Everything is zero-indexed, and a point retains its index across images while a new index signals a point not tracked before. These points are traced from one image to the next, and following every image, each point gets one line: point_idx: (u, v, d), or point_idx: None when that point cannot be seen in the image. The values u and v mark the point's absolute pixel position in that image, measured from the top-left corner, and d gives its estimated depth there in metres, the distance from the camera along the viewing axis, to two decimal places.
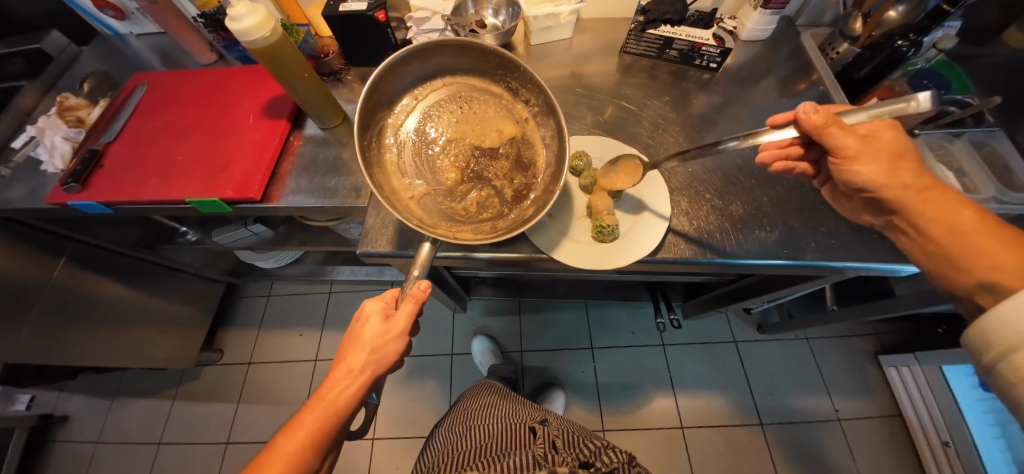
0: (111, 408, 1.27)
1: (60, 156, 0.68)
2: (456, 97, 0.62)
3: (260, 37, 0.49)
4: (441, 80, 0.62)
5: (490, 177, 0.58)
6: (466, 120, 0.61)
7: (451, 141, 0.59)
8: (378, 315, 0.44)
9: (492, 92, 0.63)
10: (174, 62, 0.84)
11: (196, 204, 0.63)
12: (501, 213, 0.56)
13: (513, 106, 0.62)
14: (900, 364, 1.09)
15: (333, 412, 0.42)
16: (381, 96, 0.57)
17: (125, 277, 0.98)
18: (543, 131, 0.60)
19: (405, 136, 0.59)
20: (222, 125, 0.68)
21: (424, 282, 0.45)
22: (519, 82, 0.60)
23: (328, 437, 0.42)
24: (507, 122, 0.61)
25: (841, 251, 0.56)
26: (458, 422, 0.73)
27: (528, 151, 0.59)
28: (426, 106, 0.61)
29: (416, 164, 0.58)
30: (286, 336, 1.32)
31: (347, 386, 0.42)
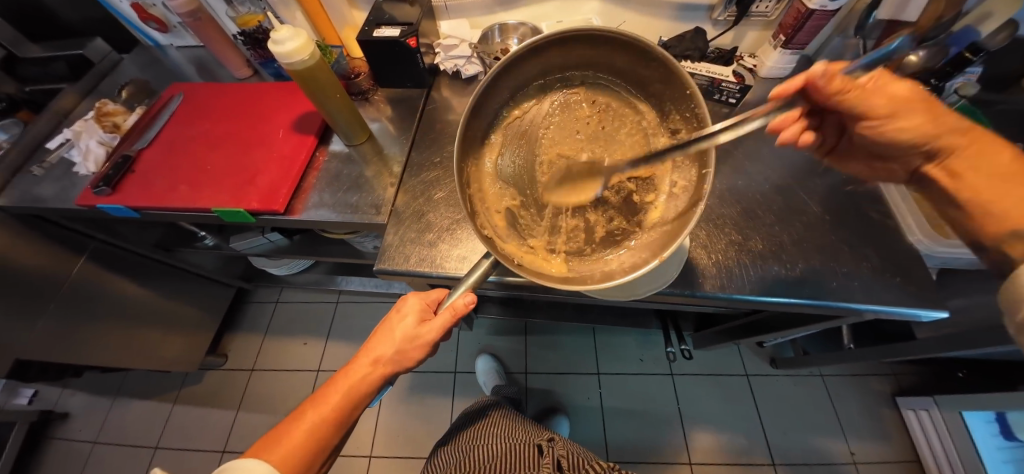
0: (112, 407, 1.27)
1: (94, 159, 0.70)
2: (591, 103, 0.53)
3: (300, 60, 0.52)
4: (585, 77, 0.52)
5: (592, 207, 0.50)
6: (591, 134, 0.53)
7: (563, 152, 0.52)
8: (415, 315, 0.47)
9: (637, 109, 0.52)
10: (210, 74, 0.88)
11: (221, 214, 0.64)
12: (578, 252, 0.50)
13: (653, 136, 0.51)
14: (918, 407, 1.05)
15: (354, 393, 0.45)
16: (503, 87, 0.50)
17: (141, 278, 0.99)
18: (675, 177, 0.48)
19: (515, 130, 0.54)
20: (254, 136, 0.71)
21: (469, 296, 0.45)
22: (676, 107, 0.47)
23: (344, 417, 0.45)
24: (637, 153, 0.51)
25: (864, 293, 0.55)
26: (461, 441, 0.72)
27: (648, 197, 0.49)
28: (552, 104, 0.54)
29: (519, 170, 0.52)
30: (291, 344, 1.32)
31: (370, 374, 0.45)
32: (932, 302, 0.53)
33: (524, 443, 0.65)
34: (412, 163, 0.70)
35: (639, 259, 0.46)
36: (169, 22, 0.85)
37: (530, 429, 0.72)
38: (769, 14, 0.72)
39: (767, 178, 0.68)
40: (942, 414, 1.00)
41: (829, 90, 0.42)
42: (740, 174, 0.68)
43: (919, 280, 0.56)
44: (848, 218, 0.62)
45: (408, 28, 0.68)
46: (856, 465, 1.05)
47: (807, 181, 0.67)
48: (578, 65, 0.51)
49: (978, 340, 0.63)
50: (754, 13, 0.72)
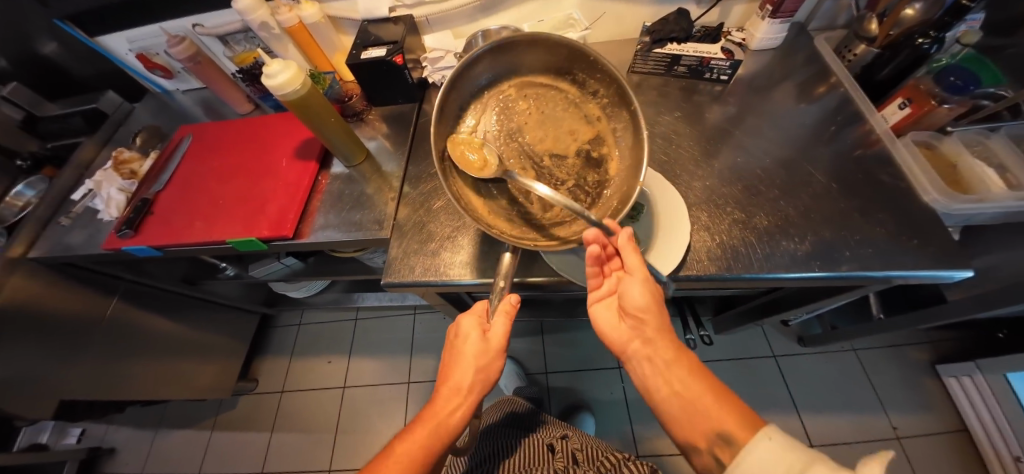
0: (156, 438, 1.34)
1: (116, 205, 0.75)
2: (525, 96, 0.61)
3: (292, 90, 0.55)
4: (508, 81, 0.62)
5: (564, 173, 0.57)
6: (537, 121, 0.60)
7: (523, 142, 0.59)
8: (477, 330, 0.48)
9: (560, 89, 0.61)
10: (216, 113, 0.93)
11: (236, 244, 0.67)
12: (575, 214, 0.55)
13: (583, 104, 0.60)
14: (960, 374, 1.00)
15: (446, 429, 0.45)
16: (450, 105, 0.57)
17: (171, 312, 1.04)
18: (613, 124, 0.58)
19: (479, 138, 0.59)
20: (261, 167, 0.74)
21: (513, 295, 0.48)
22: (589, 73, 0.58)
23: (438, 452, 0.44)
24: (580, 122, 0.60)
25: (879, 260, 0.53)
26: (479, 439, 0.72)
27: (602, 151, 0.58)
28: (496, 109, 0.61)
29: (497, 169, 0.58)
30: (317, 363, 1.36)
31: (456, 404, 0.46)
32: (954, 262, 0.51)
33: (542, 439, 0.67)
34: (410, 176, 0.72)
35: (622, 190, 0.53)
36: (172, 68, 0.90)
37: (547, 426, 0.74)
38: None
39: (767, 152, 0.66)
40: (986, 379, 0.95)
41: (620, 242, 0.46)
42: (739, 151, 0.67)
43: (939, 241, 0.53)
44: (857, 184, 0.60)
45: (394, 47, 0.70)
46: (901, 441, 1.00)
47: (810, 151, 0.65)
48: (498, 74, 0.61)
49: (1012, 298, 0.59)
50: None
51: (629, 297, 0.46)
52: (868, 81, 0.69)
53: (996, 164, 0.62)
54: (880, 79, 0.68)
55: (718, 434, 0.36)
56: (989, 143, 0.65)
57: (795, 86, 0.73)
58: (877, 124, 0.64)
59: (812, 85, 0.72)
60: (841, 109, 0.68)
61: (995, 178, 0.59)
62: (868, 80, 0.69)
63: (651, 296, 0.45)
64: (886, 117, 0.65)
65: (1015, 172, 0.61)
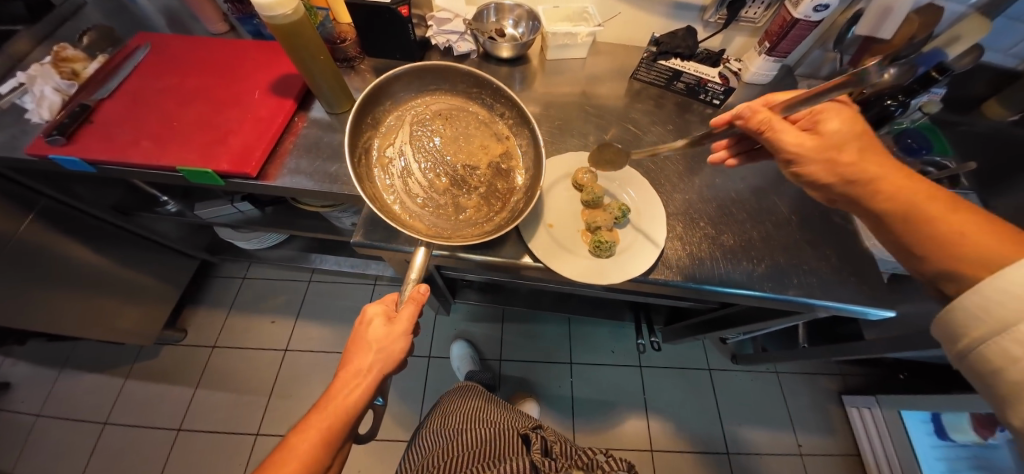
0: (58, 380, 1.18)
1: (48, 106, 0.64)
2: (438, 114, 0.64)
3: (284, 14, 0.49)
4: (422, 100, 0.64)
5: (475, 181, 0.60)
6: (449, 137, 0.63)
7: (436, 156, 0.61)
8: (382, 317, 0.45)
9: (472, 109, 0.65)
10: (182, 27, 0.82)
11: (187, 174, 0.60)
12: (489, 217, 0.57)
13: (491, 124, 0.64)
14: (861, 406, 1.14)
15: (343, 413, 0.42)
16: (366, 120, 0.58)
17: (96, 242, 0.92)
18: (519, 141, 0.62)
19: (396, 150, 0.60)
20: (227, 96, 0.66)
21: (424, 285, 0.45)
22: (494, 97, 0.62)
23: (337, 437, 0.42)
24: (491, 138, 0.63)
25: (822, 290, 0.59)
26: (444, 428, 0.71)
27: (511, 165, 0.61)
28: (410, 124, 0.62)
29: (416, 179, 0.59)
30: (258, 322, 1.26)
31: (356, 385, 0.43)
32: (880, 302, 0.58)
33: (513, 429, 0.67)
34: None
35: (528, 197, 0.55)
36: None
37: (518, 418, 0.74)
38: (757, 21, 0.75)
39: (744, 178, 0.70)
40: (882, 412, 1.09)
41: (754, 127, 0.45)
42: (720, 173, 0.71)
43: (871, 281, 0.60)
44: (814, 220, 0.65)
45: None
46: (802, 456, 1.13)
47: (781, 184, 0.70)
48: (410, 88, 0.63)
49: (918, 341, 0.68)
50: (743, 18, 0.74)
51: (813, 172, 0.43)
52: None
53: None
54: None
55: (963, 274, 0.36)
56: None
57: None
58: None
59: None
60: None
61: None
62: None
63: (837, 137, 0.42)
64: None
65: None
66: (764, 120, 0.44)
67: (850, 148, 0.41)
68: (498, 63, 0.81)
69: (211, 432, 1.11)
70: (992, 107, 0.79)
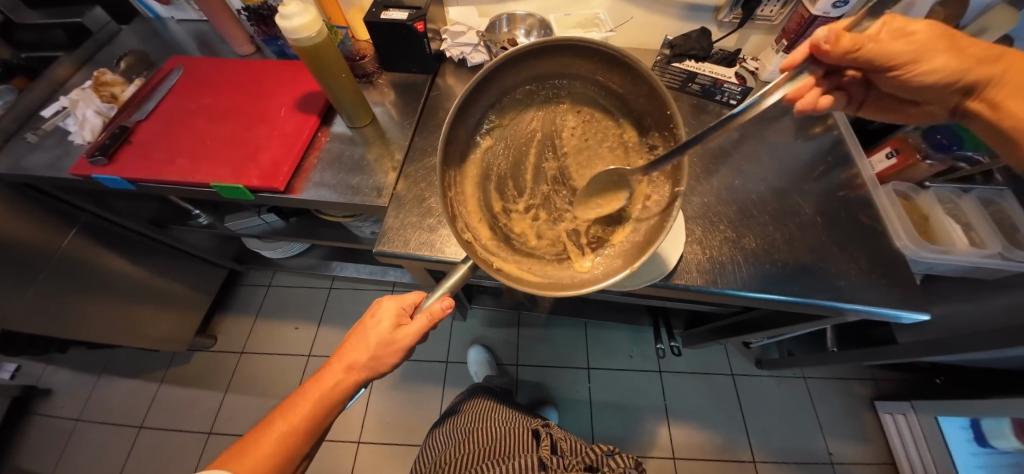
0: (98, 384, 1.25)
1: (90, 128, 0.69)
2: (576, 115, 0.53)
3: (307, 37, 0.52)
4: (572, 87, 0.52)
5: (566, 210, 0.52)
6: (576, 146, 0.54)
7: (543, 165, 0.54)
8: (390, 320, 0.46)
9: (617, 122, 0.52)
10: (211, 49, 0.86)
11: (219, 189, 0.63)
12: (557, 259, 0.49)
13: (632, 151, 0.51)
14: (895, 412, 1.09)
15: (325, 402, 0.45)
16: (492, 96, 0.49)
17: (132, 254, 0.98)
18: (650, 189, 0.48)
19: (508, 139, 0.54)
20: (255, 114, 0.70)
21: (446, 301, 0.45)
22: (657, 124, 0.47)
23: (317, 420, 0.45)
24: (617, 171, 0.51)
25: (850, 293, 0.57)
26: (456, 428, 0.72)
27: (625, 209, 0.48)
28: (544, 117, 0.54)
29: (505, 172, 0.53)
30: (282, 328, 1.31)
31: (342, 380, 0.45)
32: (914, 305, 0.55)
33: (524, 426, 0.67)
34: (415, 147, 0.71)
35: (617, 264, 0.44)
36: None
37: (529, 418, 0.75)
38: (773, 19, 0.74)
39: (763, 178, 0.69)
40: (918, 418, 1.04)
41: (840, 51, 0.40)
42: (738, 174, 0.70)
43: (904, 283, 0.57)
44: (839, 221, 0.64)
45: (416, 12, 0.67)
46: (833, 465, 1.08)
47: (803, 184, 0.68)
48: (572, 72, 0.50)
49: (957, 346, 0.64)
50: (759, 16, 0.73)
51: (918, 75, 0.42)
52: (862, 129, 0.76)
53: (963, 222, 0.67)
54: (871, 129, 0.74)
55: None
56: (958, 203, 0.70)
57: (794, 122, 0.77)
58: (863, 169, 0.69)
59: (811, 123, 0.76)
60: (834, 148, 0.72)
61: (958, 234, 0.64)
62: (862, 127, 0.76)
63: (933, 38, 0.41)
64: (873, 164, 0.70)
65: (979, 232, 0.65)
66: (857, 39, 0.39)
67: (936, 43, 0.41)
68: None
69: (238, 435, 1.15)
70: None
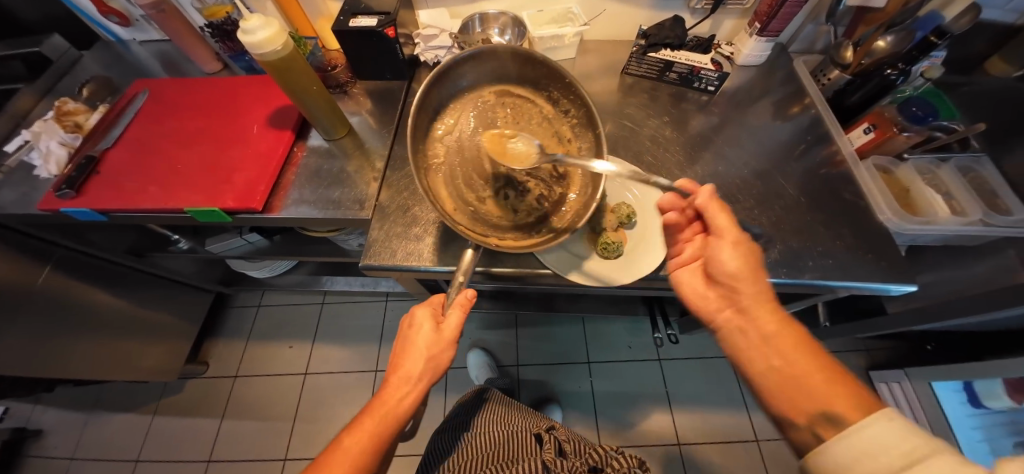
0: (90, 421, 1.21)
1: (55, 161, 0.66)
2: (501, 105, 0.62)
3: (272, 51, 0.50)
4: (487, 89, 0.62)
5: (527, 181, 0.58)
6: (512, 131, 0.61)
7: (495, 150, 0.59)
8: (430, 322, 0.45)
9: (535, 103, 0.62)
10: (178, 69, 0.84)
11: (195, 214, 0.61)
12: (536, 222, 0.56)
13: (554, 121, 0.62)
14: (891, 380, 1.12)
15: (392, 419, 0.43)
16: (429, 105, 0.56)
17: (114, 286, 0.94)
18: (580, 144, 0.60)
19: (459, 136, 0.59)
20: (228, 133, 0.68)
21: (470, 290, 0.47)
22: (563, 92, 0.60)
23: (386, 441, 0.43)
24: (552, 139, 0.61)
25: (838, 271, 0.57)
26: (451, 433, 0.70)
27: (568, 168, 0.59)
28: (476, 112, 0.61)
29: (469, 168, 0.57)
30: (276, 348, 1.28)
31: (405, 393, 0.44)
32: (901, 277, 0.56)
33: (525, 430, 0.67)
34: (396, 156, 0.69)
35: (580, 209, 0.55)
36: (131, 15, 0.81)
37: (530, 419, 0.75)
38: (744, 3, 0.74)
39: (745, 163, 0.70)
40: (912, 385, 1.07)
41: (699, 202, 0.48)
42: (721, 160, 0.70)
43: (890, 257, 0.58)
44: (822, 199, 0.64)
45: (386, 18, 0.66)
46: None
47: (785, 166, 0.69)
48: (479, 79, 0.61)
49: (945, 313, 0.65)
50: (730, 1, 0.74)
51: (718, 262, 0.46)
52: (838, 105, 0.75)
53: (943, 191, 0.68)
54: (849, 104, 0.74)
55: (823, 414, 0.34)
56: (936, 172, 0.71)
57: (772, 104, 0.78)
58: (842, 146, 0.70)
59: (788, 105, 0.77)
60: (813, 129, 0.74)
61: (938, 202, 0.65)
62: (840, 104, 0.75)
63: (744, 265, 0.45)
64: (852, 140, 0.70)
65: (960, 200, 0.66)
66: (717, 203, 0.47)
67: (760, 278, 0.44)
68: None
69: (240, 461, 1.13)
70: (995, 65, 0.76)
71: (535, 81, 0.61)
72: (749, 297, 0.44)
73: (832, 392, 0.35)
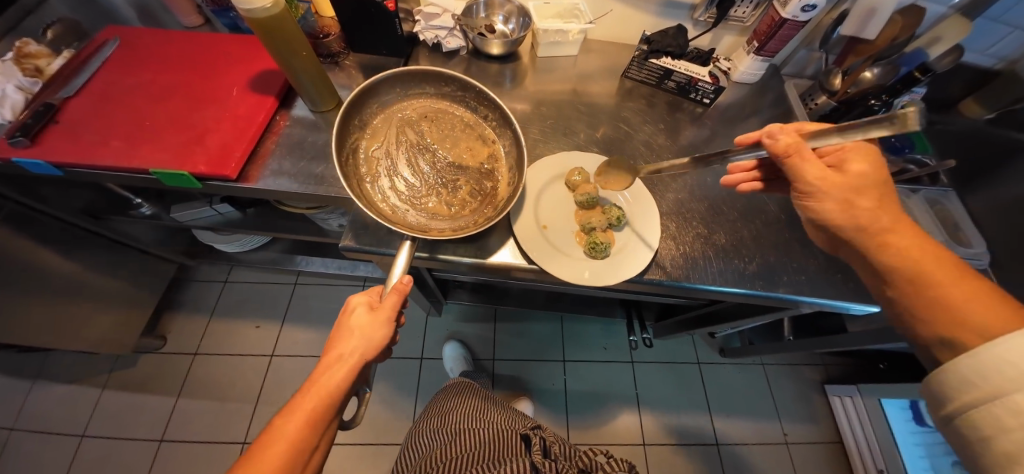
0: (29, 391, 1.12)
1: (11, 105, 0.59)
2: (424, 116, 0.63)
3: (261, 7, 0.46)
4: (409, 103, 0.63)
5: (457, 180, 0.60)
6: (437, 138, 0.62)
7: (423, 156, 0.61)
8: (363, 306, 0.44)
9: (457, 112, 0.64)
10: (153, 19, 0.78)
11: (161, 177, 0.56)
12: (472, 214, 0.57)
13: (476, 127, 0.64)
14: (843, 395, 1.18)
15: (325, 397, 0.41)
16: (352, 121, 0.57)
17: (66, 248, 0.87)
18: (502, 144, 0.62)
19: (387, 147, 0.60)
20: (205, 93, 0.63)
21: (406, 275, 0.45)
22: (477, 100, 0.62)
23: (324, 420, 0.41)
24: (476, 141, 0.63)
25: (810, 287, 0.59)
26: (441, 429, 0.70)
27: (494, 166, 0.61)
28: (401, 124, 0.62)
29: (402, 174, 0.59)
30: (240, 327, 1.22)
31: (338, 371, 0.41)
32: (868, 298, 0.59)
33: (511, 431, 0.66)
34: None
35: (506, 200, 0.56)
36: None
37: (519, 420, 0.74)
38: (745, 20, 0.75)
39: None
40: (863, 400, 1.14)
41: (783, 148, 0.44)
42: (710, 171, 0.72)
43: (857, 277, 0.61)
44: None
45: None
46: (787, 445, 1.16)
47: None
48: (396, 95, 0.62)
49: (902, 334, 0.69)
50: (732, 17, 0.75)
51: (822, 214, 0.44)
52: None
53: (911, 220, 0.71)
54: None
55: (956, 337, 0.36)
56: (906, 202, 0.74)
57: (761, 122, 0.80)
58: None
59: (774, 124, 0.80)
60: None
61: None
62: None
63: (852, 205, 0.42)
64: None
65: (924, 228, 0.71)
66: (794, 146, 0.43)
67: (870, 194, 0.42)
68: (489, 60, 0.80)
69: (194, 442, 1.07)
70: (969, 106, 0.82)
71: (451, 90, 0.63)
72: (887, 222, 0.42)
73: (971, 305, 0.36)
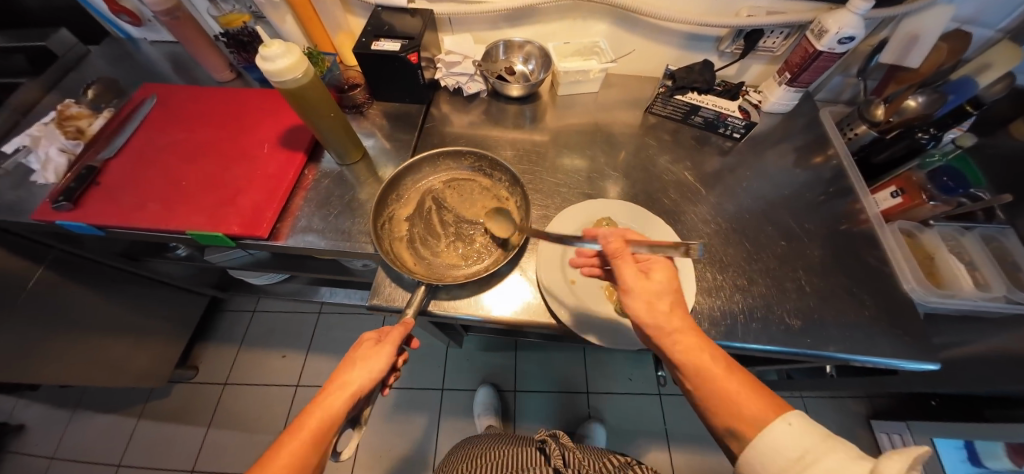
0: (72, 420, 1.18)
1: (54, 169, 0.64)
2: (448, 185, 0.64)
3: (292, 79, 0.48)
4: (436, 175, 0.65)
5: (475, 234, 0.59)
6: (457, 200, 0.63)
7: (442, 216, 0.61)
8: (370, 339, 0.45)
9: (475, 177, 0.65)
10: (188, 73, 0.81)
11: (196, 236, 0.58)
12: (486, 264, 0.56)
13: (493, 189, 0.64)
14: (892, 431, 1.10)
15: (325, 423, 0.39)
16: (388, 198, 0.60)
17: (107, 289, 0.91)
18: (516, 201, 0.62)
19: (412, 214, 0.61)
20: (236, 150, 0.65)
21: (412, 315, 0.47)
22: (491, 164, 0.64)
23: (318, 453, 0.38)
24: (492, 200, 0.63)
25: (861, 342, 0.55)
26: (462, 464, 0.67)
27: (509, 220, 0.61)
28: (428, 194, 0.63)
29: (422, 233, 0.59)
30: (267, 357, 1.25)
31: (341, 396, 0.40)
32: (926, 355, 0.54)
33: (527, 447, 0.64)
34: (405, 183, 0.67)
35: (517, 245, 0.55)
36: (143, 16, 0.79)
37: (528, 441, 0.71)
38: (775, 50, 0.73)
39: (767, 216, 0.68)
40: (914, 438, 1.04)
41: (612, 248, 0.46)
42: (744, 211, 0.68)
43: (912, 330, 0.56)
44: (845, 262, 0.63)
45: (409, 43, 0.64)
46: None
47: (808, 222, 0.67)
48: (426, 170, 0.65)
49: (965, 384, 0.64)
50: (761, 47, 0.72)
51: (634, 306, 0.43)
52: (864, 161, 0.73)
53: (966, 260, 0.68)
54: (875, 163, 0.72)
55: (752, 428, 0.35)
56: (961, 240, 0.71)
57: (796, 153, 0.76)
58: (868, 205, 0.68)
59: (810, 155, 0.75)
60: (836, 182, 0.72)
61: (962, 272, 0.64)
62: (863, 161, 0.74)
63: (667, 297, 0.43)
64: (877, 202, 0.68)
65: (983, 271, 0.67)
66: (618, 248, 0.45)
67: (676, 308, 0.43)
68: (508, 101, 0.80)
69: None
70: (1020, 127, 0.75)
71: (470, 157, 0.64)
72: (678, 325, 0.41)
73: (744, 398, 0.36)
